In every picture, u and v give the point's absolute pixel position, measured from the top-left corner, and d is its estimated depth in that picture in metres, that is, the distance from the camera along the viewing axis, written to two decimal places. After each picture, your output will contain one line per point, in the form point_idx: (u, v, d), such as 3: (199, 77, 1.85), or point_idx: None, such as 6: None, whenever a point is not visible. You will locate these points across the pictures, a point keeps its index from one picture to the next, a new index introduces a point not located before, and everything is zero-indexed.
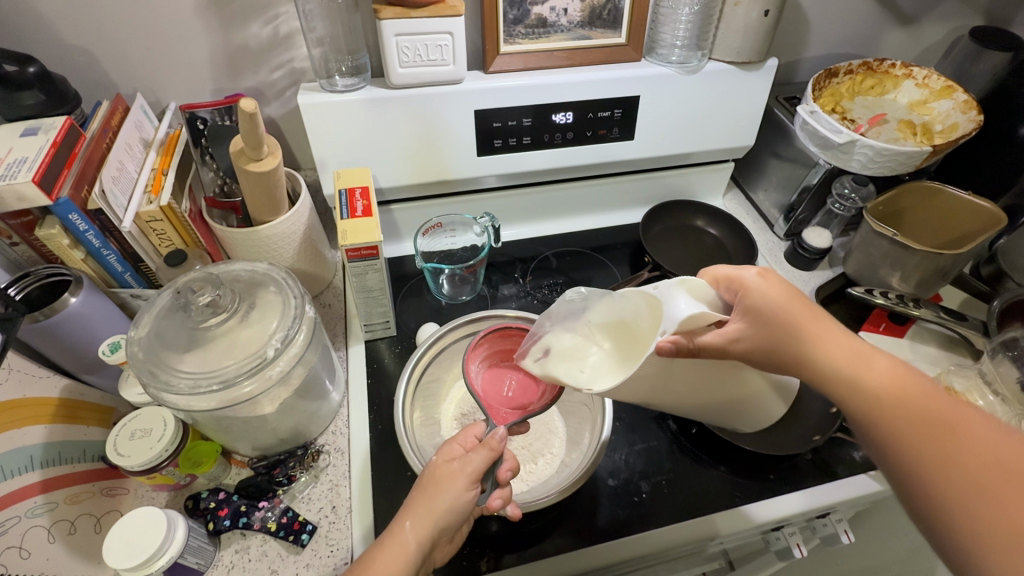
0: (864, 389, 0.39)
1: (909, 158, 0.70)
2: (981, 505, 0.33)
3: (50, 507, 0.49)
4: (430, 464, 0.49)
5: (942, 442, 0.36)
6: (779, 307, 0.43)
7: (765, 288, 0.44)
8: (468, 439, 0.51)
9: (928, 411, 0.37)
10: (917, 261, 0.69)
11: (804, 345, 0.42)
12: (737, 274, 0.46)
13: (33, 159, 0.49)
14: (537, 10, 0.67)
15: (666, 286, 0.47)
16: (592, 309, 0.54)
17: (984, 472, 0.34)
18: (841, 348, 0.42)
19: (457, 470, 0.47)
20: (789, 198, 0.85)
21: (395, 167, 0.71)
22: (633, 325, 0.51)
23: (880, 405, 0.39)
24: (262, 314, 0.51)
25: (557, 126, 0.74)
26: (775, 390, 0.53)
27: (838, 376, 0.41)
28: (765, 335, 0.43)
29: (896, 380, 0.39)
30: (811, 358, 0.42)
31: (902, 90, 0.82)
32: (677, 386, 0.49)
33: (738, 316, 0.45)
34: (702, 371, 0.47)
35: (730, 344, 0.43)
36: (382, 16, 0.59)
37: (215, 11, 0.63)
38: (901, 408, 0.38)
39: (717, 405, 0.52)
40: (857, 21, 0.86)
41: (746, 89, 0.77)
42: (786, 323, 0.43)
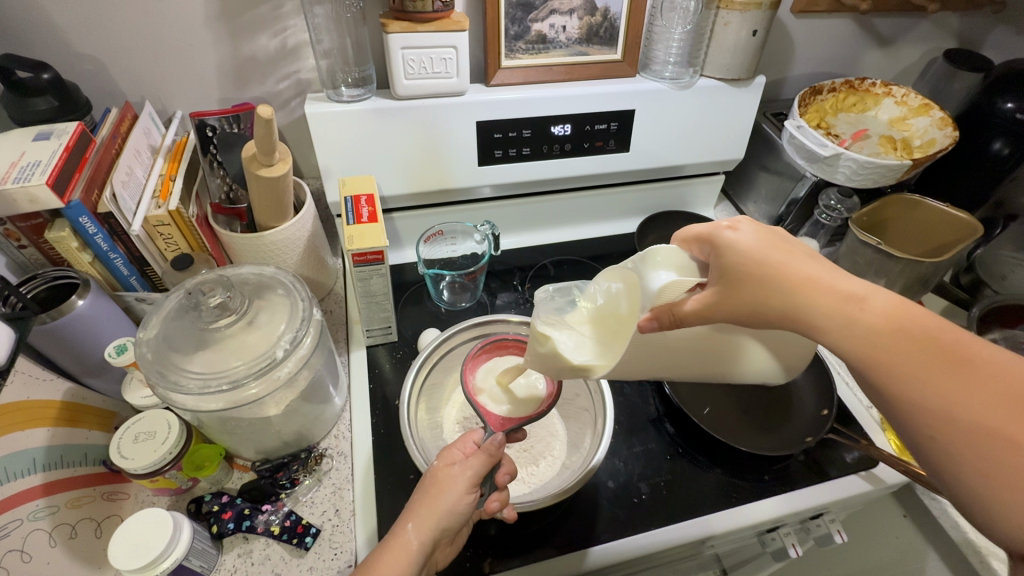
0: (860, 332, 0.40)
1: (891, 171, 0.74)
2: (980, 442, 0.36)
3: (51, 510, 0.48)
4: (430, 470, 0.49)
5: (942, 379, 0.38)
6: (755, 255, 0.43)
7: (739, 241, 0.44)
8: (466, 445, 0.51)
9: (927, 351, 0.39)
10: (901, 269, 0.72)
11: (793, 291, 0.42)
12: (710, 232, 0.45)
13: (46, 162, 0.49)
14: (538, 27, 0.70)
15: (638, 262, 0.48)
16: (565, 303, 0.54)
17: (987, 409, 0.36)
18: (827, 288, 0.41)
19: (457, 474, 0.48)
20: (777, 209, 0.89)
21: (398, 175, 0.73)
22: (612, 311, 0.51)
23: (879, 348, 0.39)
24: (271, 317, 0.52)
25: (555, 138, 0.76)
26: (788, 349, 0.55)
27: (832, 321, 0.41)
28: (742, 292, 0.43)
29: (890, 318, 0.40)
30: (800, 303, 0.41)
31: (883, 107, 0.86)
32: (674, 361, 0.51)
33: (713, 280, 0.44)
34: (695, 338, 0.50)
35: (714, 311, 0.44)
36: (390, 30, 0.61)
37: (225, 23, 0.64)
38: (897, 346, 0.39)
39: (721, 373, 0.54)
40: (839, 42, 0.91)
41: (736, 104, 0.80)
42: (771, 270, 0.42)
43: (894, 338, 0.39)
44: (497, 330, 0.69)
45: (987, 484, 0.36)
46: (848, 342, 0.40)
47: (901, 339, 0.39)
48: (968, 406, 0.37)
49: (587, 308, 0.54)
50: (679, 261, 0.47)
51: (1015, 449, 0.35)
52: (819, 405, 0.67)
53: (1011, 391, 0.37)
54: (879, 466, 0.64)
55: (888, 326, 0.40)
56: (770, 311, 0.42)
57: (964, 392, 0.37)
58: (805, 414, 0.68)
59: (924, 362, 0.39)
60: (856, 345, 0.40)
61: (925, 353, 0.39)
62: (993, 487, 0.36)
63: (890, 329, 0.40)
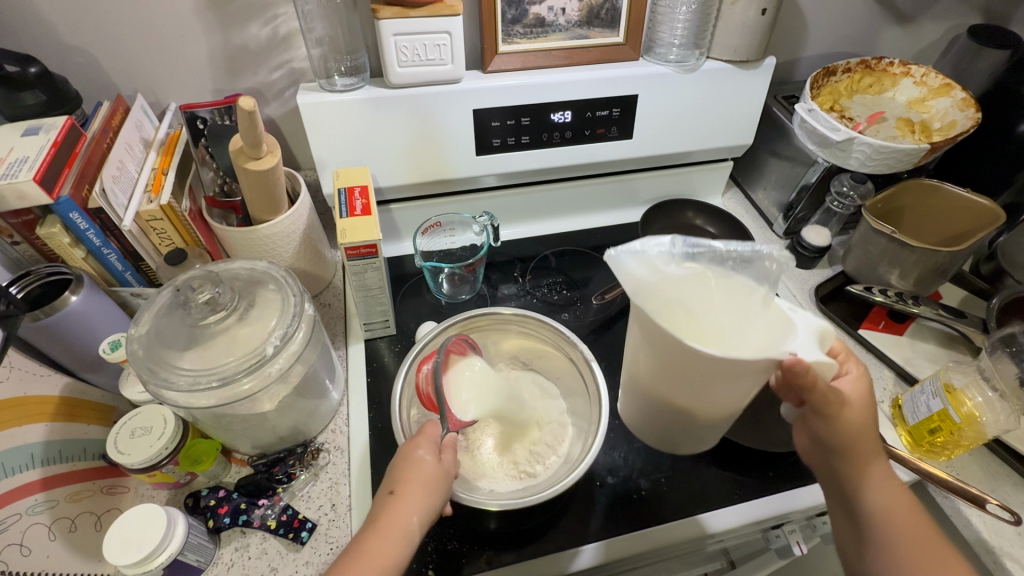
0: (884, 522, 0.46)
1: (907, 156, 0.70)
2: None
3: (50, 504, 0.49)
4: (416, 462, 0.47)
5: None
6: (861, 400, 0.48)
7: (860, 385, 0.49)
8: (433, 444, 0.49)
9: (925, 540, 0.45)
10: (916, 258, 0.69)
11: (857, 461, 0.48)
12: (852, 359, 0.50)
13: (34, 158, 0.49)
14: (535, 10, 0.68)
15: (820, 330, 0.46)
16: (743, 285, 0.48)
17: None
18: (883, 476, 0.47)
19: (443, 472, 0.48)
20: (787, 196, 0.85)
21: (394, 167, 0.72)
22: (741, 323, 0.47)
23: (899, 538, 0.45)
24: (261, 312, 0.52)
25: (555, 126, 0.74)
26: (715, 428, 0.56)
27: (865, 503, 0.47)
28: (842, 417, 0.47)
29: (900, 499, 0.47)
30: (848, 476, 0.48)
31: (900, 88, 0.83)
32: (665, 372, 0.50)
33: (847, 384, 0.48)
34: (727, 393, 0.49)
35: (830, 401, 0.47)
36: (380, 16, 0.59)
37: (214, 12, 0.63)
38: (922, 554, 0.44)
39: (669, 421, 0.56)
40: (855, 20, 0.86)
41: (744, 87, 0.77)
42: (852, 427, 0.48)
43: (903, 517, 0.46)
44: (487, 323, 0.67)
45: None
46: (868, 529, 0.46)
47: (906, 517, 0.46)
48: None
49: (733, 315, 0.48)
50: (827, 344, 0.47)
51: None
52: None
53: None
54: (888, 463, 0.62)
55: (899, 503, 0.46)
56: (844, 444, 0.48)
57: None
58: None
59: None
60: (873, 534, 0.46)
61: (922, 536, 0.45)
62: None
63: (912, 541, 0.45)
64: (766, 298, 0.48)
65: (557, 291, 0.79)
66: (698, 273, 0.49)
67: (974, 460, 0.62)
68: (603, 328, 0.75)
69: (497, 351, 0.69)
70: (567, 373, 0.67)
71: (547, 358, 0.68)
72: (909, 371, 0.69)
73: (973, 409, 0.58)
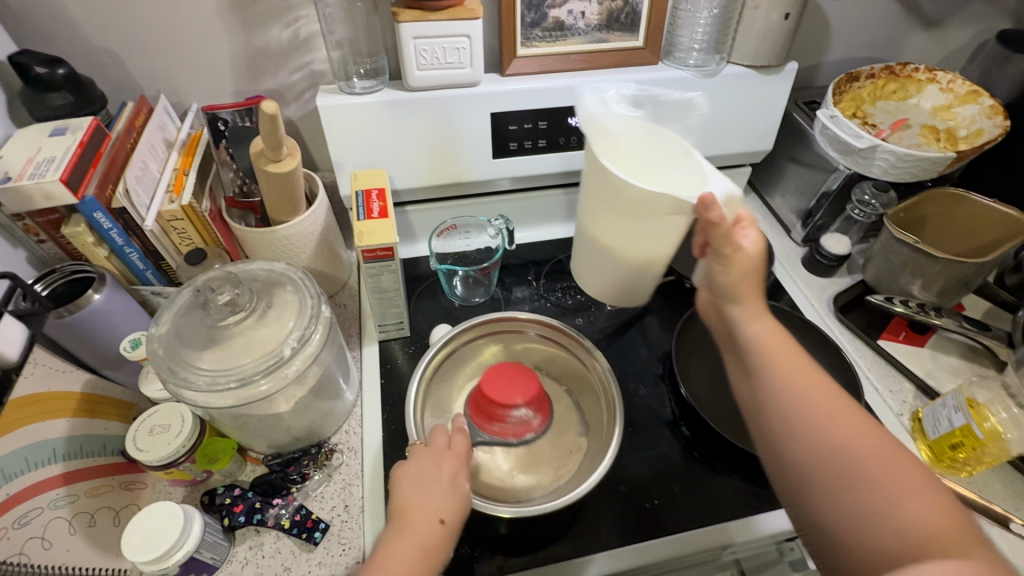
0: (781, 392, 0.45)
1: (932, 164, 0.69)
2: (864, 476, 0.40)
3: (71, 499, 0.50)
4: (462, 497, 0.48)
5: (868, 451, 0.41)
6: (754, 263, 0.50)
7: (759, 244, 0.50)
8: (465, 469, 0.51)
9: (841, 403, 0.44)
10: (939, 269, 0.68)
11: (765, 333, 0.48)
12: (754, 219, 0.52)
13: (60, 158, 0.50)
14: (555, 13, 0.67)
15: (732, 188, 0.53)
16: (664, 157, 0.62)
17: (876, 457, 0.41)
18: (784, 341, 0.47)
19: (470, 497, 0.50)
20: (807, 203, 0.83)
21: (411, 169, 0.72)
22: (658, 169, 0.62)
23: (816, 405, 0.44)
24: (280, 314, 0.52)
25: (572, 129, 0.74)
26: (640, 278, 0.69)
27: (766, 374, 0.46)
28: (745, 279, 0.49)
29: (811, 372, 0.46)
30: (743, 351, 0.48)
31: (925, 95, 0.81)
32: (594, 212, 0.65)
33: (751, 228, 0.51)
34: (647, 231, 0.61)
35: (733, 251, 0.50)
36: (401, 19, 0.59)
37: (237, 15, 0.64)
38: (828, 418, 0.43)
39: (603, 265, 0.69)
40: (880, 24, 0.85)
41: (765, 92, 0.76)
42: (744, 274, 0.50)
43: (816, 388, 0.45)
44: (499, 326, 0.67)
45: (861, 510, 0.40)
46: (771, 402, 0.45)
47: (821, 386, 0.45)
48: (881, 500, 0.39)
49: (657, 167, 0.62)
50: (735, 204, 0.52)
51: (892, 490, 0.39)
52: None
53: (921, 480, 0.40)
54: None
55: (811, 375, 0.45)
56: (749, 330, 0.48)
57: (883, 468, 0.40)
58: None
59: (847, 442, 0.42)
60: (776, 409, 0.45)
61: (837, 402, 0.44)
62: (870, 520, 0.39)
63: (812, 404, 0.44)
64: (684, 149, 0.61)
65: (572, 295, 0.79)
66: (633, 126, 0.65)
67: (997, 477, 0.61)
68: (617, 333, 0.74)
69: (510, 354, 0.69)
70: (580, 378, 0.66)
71: (559, 364, 0.68)
72: (930, 384, 0.68)
73: (997, 426, 0.56)
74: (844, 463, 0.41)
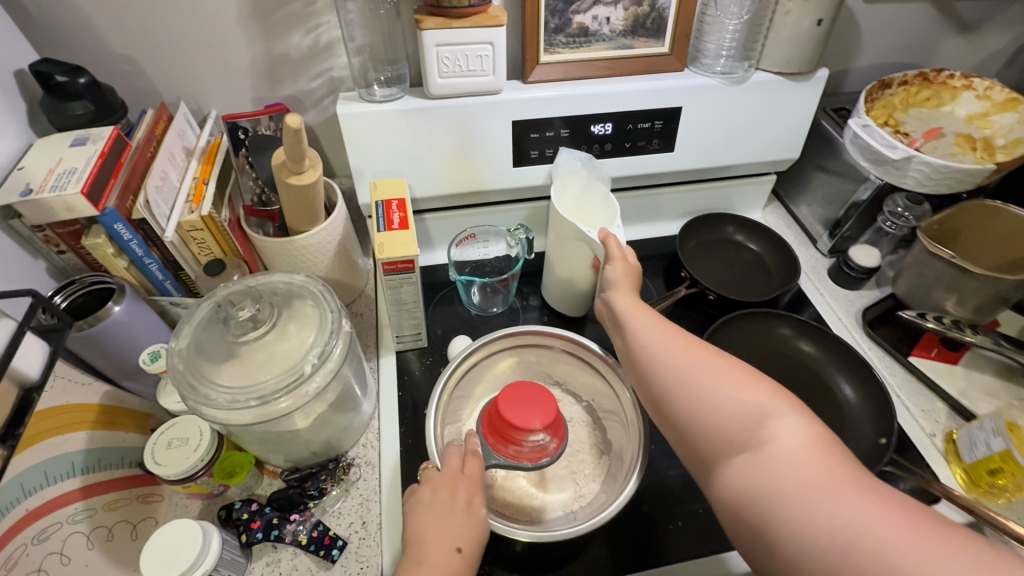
0: (662, 356, 0.49)
1: (970, 176, 0.66)
2: (721, 403, 0.44)
3: (89, 513, 0.49)
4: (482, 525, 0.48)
5: (719, 377, 0.46)
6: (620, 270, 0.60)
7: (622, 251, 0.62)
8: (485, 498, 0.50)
9: (708, 349, 0.49)
10: (977, 286, 0.65)
11: (637, 313, 0.55)
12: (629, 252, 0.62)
13: (82, 170, 0.49)
14: (580, 19, 0.66)
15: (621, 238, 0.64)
16: (599, 203, 0.70)
17: (733, 380, 0.45)
18: (650, 316, 0.54)
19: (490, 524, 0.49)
20: (835, 213, 0.81)
21: (430, 177, 0.71)
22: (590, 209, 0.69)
23: (678, 354, 0.49)
24: (300, 328, 0.51)
25: (595, 137, 0.72)
26: (571, 297, 0.73)
27: (643, 349, 0.51)
28: (624, 283, 0.59)
29: (677, 333, 0.51)
30: (628, 335, 0.54)
31: (960, 102, 0.78)
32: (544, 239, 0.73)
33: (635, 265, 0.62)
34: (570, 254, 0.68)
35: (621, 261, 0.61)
36: (424, 27, 0.58)
37: (257, 21, 0.63)
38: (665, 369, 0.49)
39: (549, 282, 0.74)
40: (913, 29, 0.82)
41: (794, 100, 0.74)
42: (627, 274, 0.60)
43: (686, 343, 0.50)
44: (522, 340, 0.65)
45: (726, 437, 0.43)
46: (654, 371, 0.49)
47: (689, 340, 0.50)
48: (733, 409, 0.43)
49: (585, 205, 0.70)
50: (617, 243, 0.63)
51: (746, 414, 0.43)
52: (877, 433, 0.62)
53: (780, 403, 0.43)
54: (942, 502, 0.59)
55: (680, 335, 0.51)
56: (623, 313, 0.56)
57: (730, 392, 0.44)
58: (860, 440, 0.62)
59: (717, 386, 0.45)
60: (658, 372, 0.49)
61: (701, 349, 0.49)
62: (730, 438, 0.43)
63: (683, 360, 0.48)
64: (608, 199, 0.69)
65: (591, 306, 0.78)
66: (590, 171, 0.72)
67: None
68: None
69: (529, 367, 0.68)
70: (602, 394, 0.65)
71: (579, 379, 0.66)
72: (965, 404, 0.66)
73: None
74: (698, 394, 0.45)
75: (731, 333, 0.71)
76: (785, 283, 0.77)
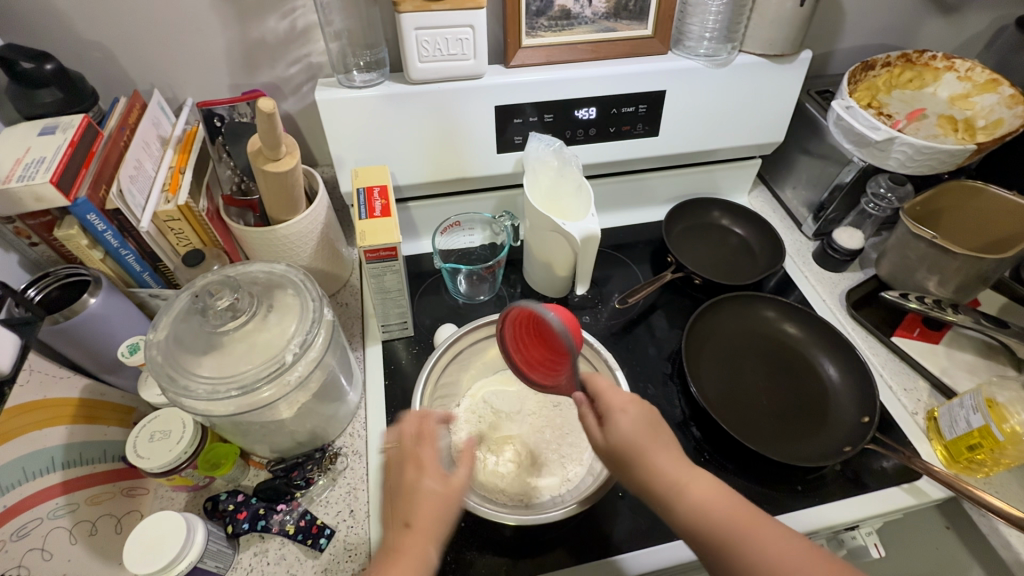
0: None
1: (952, 156, 0.67)
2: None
3: (71, 508, 0.49)
4: (417, 494, 0.45)
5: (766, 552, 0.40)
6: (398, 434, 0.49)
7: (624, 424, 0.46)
8: (438, 468, 0.47)
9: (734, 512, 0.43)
10: (958, 265, 0.66)
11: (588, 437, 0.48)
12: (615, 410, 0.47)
13: (51, 159, 0.48)
14: (561, 1, 0.65)
15: (591, 226, 0.64)
16: (572, 190, 0.71)
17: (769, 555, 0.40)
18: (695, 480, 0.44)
19: (451, 492, 0.46)
20: (819, 196, 0.81)
21: (413, 165, 0.70)
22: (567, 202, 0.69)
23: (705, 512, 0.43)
24: (281, 317, 0.50)
25: (579, 122, 0.71)
26: (556, 283, 0.74)
27: (728, 534, 0.41)
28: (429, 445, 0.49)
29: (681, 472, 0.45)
30: (654, 473, 0.44)
31: (942, 83, 0.78)
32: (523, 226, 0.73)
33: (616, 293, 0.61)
34: (546, 244, 0.69)
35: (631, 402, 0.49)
36: (402, 9, 0.57)
37: (231, 5, 0.61)
38: (739, 546, 0.41)
39: (530, 268, 0.75)
40: (896, 10, 0.82)
41: (777, 82, 0.73)
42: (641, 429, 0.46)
43: (716, 505, 0.43)
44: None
45: None
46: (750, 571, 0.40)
47: (713, 492, 0.44)
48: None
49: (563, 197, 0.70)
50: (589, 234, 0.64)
51: None
52: (860, 411, 0.63)
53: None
54: (923, 479, 0.60)
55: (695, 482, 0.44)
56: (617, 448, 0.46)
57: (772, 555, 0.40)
58: (844, 419, 0.63)
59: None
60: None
61: (728, 507, 0.43)
62: None
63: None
64: (585, 188, 0.69)
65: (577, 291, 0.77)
66: (564, 162, 0.71)
67: (1016, 478, 0.59)
68: (624, 331, 0.73)
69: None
70: (588, 378, 0.65)
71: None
72: (946, 382, 0.66)
73: (1017, 426, 0.54)
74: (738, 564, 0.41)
75: (716, 317, 0.71)
76: (770, 266, 0.78)
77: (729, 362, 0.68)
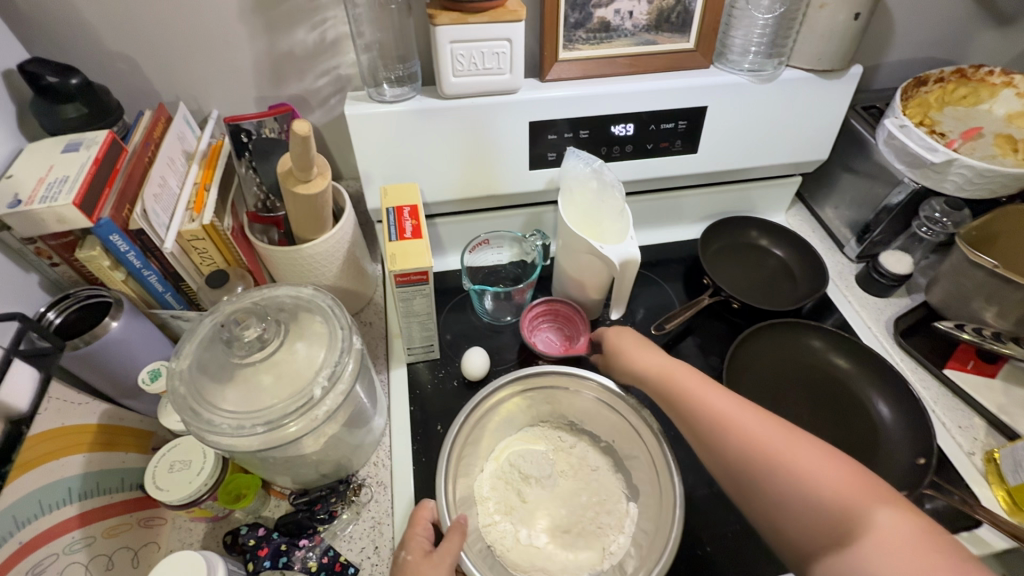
0: (721, 442, 0.47)
1: (1014, 181, 0.63)
2: (747, 446, 0.46)
3: (88, 541, 0.47)
4: (401, 567, 0.47)
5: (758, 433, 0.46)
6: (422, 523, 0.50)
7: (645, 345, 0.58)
8: (423, 544, 0.48)
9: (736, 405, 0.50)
10: (1019, 298, 0.61)
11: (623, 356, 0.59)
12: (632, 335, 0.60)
13: (74, 178, 0.46)
14: (601, 13, 0.62)
15: (627, 254, 0.61)
16: (612, 214, 0.67)
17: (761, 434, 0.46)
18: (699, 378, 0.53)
19: (435, 562, 0.47)
20: (864, 217, 0.77)
21: (442, 181, 0.67)
22: (603, 223, 0.67)
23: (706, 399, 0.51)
24: (308, 346, 0.48)
25: (615, 139, 0.68)
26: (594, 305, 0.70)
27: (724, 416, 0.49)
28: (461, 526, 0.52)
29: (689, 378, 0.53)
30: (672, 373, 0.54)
31: (999, 100, 0.74)
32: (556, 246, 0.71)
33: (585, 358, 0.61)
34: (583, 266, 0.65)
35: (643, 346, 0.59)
36: (438, 22, 0.54)
37: (260, 16, 0.59)
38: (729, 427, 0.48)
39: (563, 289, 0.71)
40: (949, 23, 0.78)
41: (825, 99, 0.70)
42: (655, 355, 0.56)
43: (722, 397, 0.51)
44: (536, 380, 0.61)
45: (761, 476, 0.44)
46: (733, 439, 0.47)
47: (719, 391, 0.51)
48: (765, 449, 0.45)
49: (599, 219, 0.68)
50: (626, 260, 0.61)
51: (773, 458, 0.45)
52: (915, 452, 0.59)
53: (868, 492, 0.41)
54: (984, 526, 0.56)
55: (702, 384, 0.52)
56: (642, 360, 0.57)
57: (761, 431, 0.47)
58: (897, 460, 0.59)
59: (799, 464, 0.43)
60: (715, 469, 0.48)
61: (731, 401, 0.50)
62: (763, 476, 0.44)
63: (757, 446, 0.45)
64: (623, 212, 0.66)
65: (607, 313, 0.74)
66: (602, 183, 0.68)
67: None
68: None
69: (536, 411, 0.63)
70: (623, 435, 0.61)
71: (597, 422, 0.63)
72: (1005, 421, 0.62)
73: None
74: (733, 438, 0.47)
75: (756, 345, 0.67)
76: (811, 290, 0.74)
77: (772, 398, 0.64)
